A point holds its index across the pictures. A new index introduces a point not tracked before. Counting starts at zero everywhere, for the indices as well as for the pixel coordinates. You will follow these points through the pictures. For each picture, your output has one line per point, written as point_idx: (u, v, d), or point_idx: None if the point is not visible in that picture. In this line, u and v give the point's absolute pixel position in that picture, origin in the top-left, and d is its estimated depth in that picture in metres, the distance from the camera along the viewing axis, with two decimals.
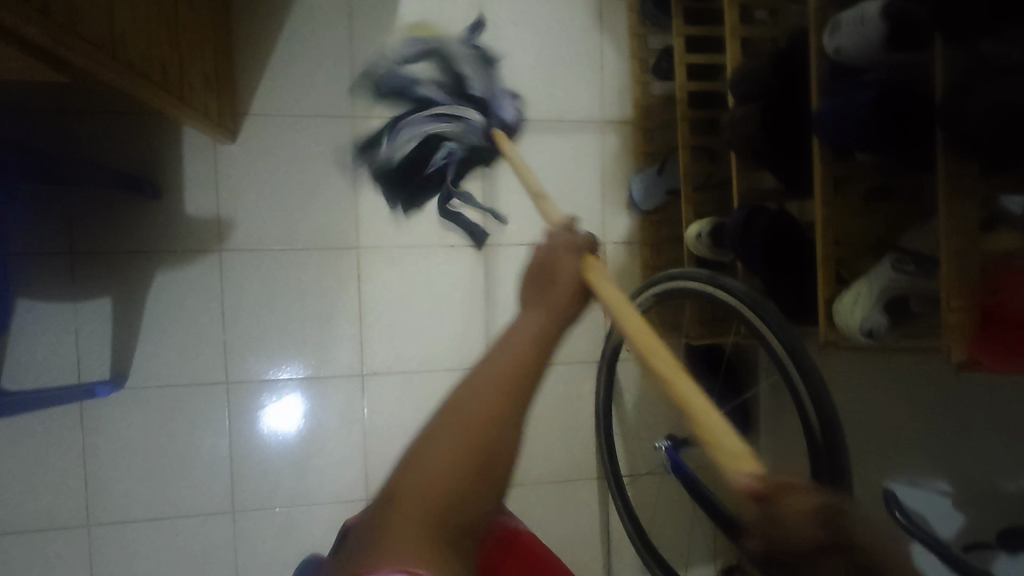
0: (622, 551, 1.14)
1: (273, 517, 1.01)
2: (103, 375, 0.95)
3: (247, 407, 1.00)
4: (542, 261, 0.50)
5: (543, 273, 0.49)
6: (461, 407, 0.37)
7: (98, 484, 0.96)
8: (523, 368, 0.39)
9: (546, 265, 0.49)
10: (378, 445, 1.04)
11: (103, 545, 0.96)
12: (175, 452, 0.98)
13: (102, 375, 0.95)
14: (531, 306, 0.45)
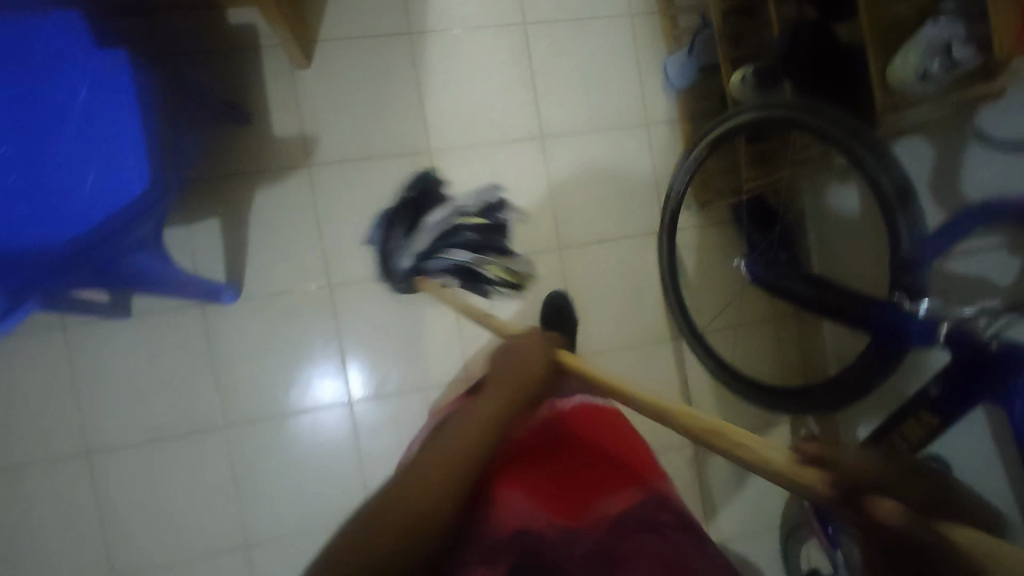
0: (701, 406, 1.24)
1: (386, 402, 1.11)
2: (218, 277, 1.05)
3: (350, 304, 1.10)
4: (514, 354, 0.77)
5: (510, 366, 0.75)
6: (421, 477, 0.53)
7: (228, 387, 1.06)
8: (453, 466, 0.55)
9: (514, 358, 0.76)
10: (470, 328, 1.14)
11: (241, 440, 1.07)
12: (292, 352, 1.09)
13: (217, 276, 1.05)
14: (474, 406, 0.66)
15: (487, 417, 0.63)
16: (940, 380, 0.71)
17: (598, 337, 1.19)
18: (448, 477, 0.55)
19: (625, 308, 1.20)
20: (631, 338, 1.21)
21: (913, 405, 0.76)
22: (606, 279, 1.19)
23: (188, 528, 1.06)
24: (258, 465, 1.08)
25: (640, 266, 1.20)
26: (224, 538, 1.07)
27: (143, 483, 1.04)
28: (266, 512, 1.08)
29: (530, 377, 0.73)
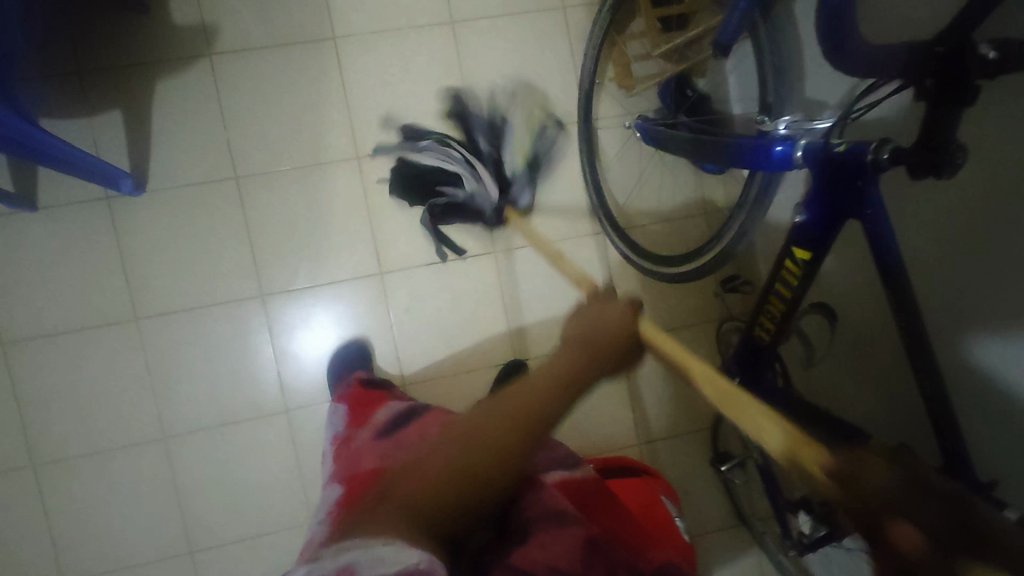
0: (630, 303, 1.19)
1: (299, 296, 1.10)
2: (125, 166, 1.05)
3: (258, 197, 1.09)
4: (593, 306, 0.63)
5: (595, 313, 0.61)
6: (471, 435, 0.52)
7: (138, 281, 1.07)
8: (512, 425, 0.51)
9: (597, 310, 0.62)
10: (383, 220, 1.12)
11: (154, 335, 1.07)
12: (201, 246, 1.08)
13: (123, 165, 1.05)
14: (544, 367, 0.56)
15: (502, 408, 0.53)
16: (806, 204, 0.66)
17: (517, 230, 1.16)
18: (465, 468, 0.50)
19: (544, 201, 1.17)
20: (553, 232, 1.17)
21: (787, 244, 0.71)
22: (524, 172, 1.16)
23: (105, 421, 1.07)
24: (172, 359, 1.08)
25: (560, 157, 1.17)
26: (141, 432, 1.08)
27: (59, 375, 1.06)
28: (182, 406, 1.09)
29: (621, 340, 0.59)
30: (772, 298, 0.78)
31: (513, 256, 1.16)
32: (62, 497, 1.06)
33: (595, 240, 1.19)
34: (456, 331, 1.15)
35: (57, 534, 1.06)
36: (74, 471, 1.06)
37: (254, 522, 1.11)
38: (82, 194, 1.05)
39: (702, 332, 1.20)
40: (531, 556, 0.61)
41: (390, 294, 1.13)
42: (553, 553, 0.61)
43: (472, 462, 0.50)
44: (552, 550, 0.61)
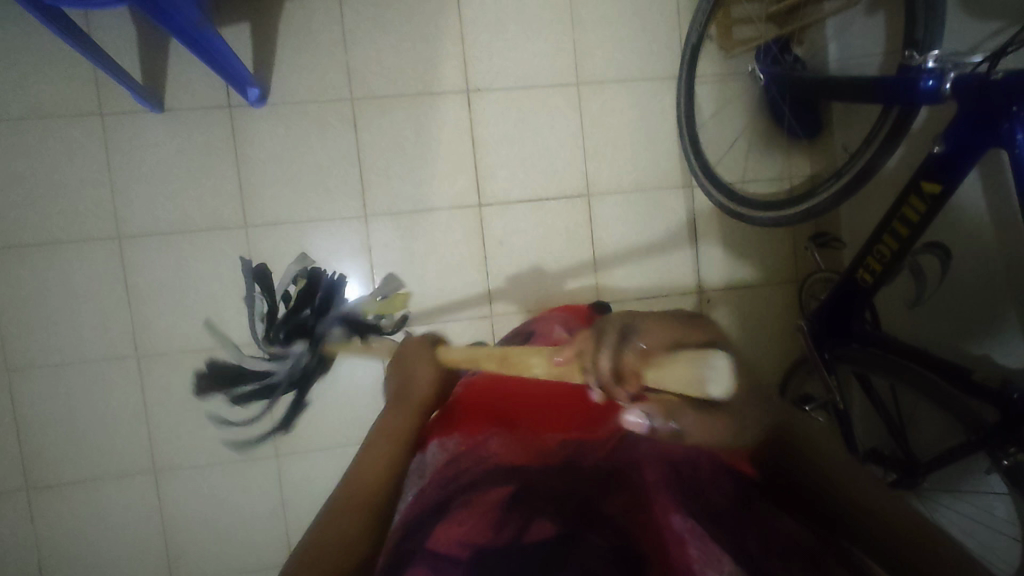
0: (711, 257, 1.23)
1: (400, 219, 1.15)
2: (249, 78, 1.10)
3: (369, 120, 1.13)
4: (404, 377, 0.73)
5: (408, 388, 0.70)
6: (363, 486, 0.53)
7: (251, 190, 1.11)
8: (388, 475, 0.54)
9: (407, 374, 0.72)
10: (485, 155, 1.17)
11: (259, 243, 1.12)
12: (312, 162, 1.12)
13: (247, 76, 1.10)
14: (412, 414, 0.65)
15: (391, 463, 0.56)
16: (947, 135, 0.71)
17: (609, 177, 1.21)
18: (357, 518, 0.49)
19: (639, 151, 1.21)
20: (643, 182, 1.22)
21: (916, 179, 0.76)
22: (622, 121, 1.20)
23: (208, 321, 1.11)
24: (275, 268, 1.13)
25: (657, 108, 1.21)
26: (240, 335, 1.12)
27: (169, 273, 1.10)
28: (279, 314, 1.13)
29: (422, 387, 0.70)
30: (886, 236, 0.83)
31: (603, 201, 1.21)
32: (161, 389, 1.10)
33: (682, 194, 1.23)
34: (543, 268, 1.20)
35: (153, 425, 1.10)
36: (173, 366, 1.11)
37: (337, 433, 1.15)
38: (206, 100, 1.10)
39: (779, 291, 1.24)
40: (449, 533, 0.49)
41: (486, 226, 1.17)
42: (467, 521, 0.49)
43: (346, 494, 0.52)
44: (467, 527, 0.49)
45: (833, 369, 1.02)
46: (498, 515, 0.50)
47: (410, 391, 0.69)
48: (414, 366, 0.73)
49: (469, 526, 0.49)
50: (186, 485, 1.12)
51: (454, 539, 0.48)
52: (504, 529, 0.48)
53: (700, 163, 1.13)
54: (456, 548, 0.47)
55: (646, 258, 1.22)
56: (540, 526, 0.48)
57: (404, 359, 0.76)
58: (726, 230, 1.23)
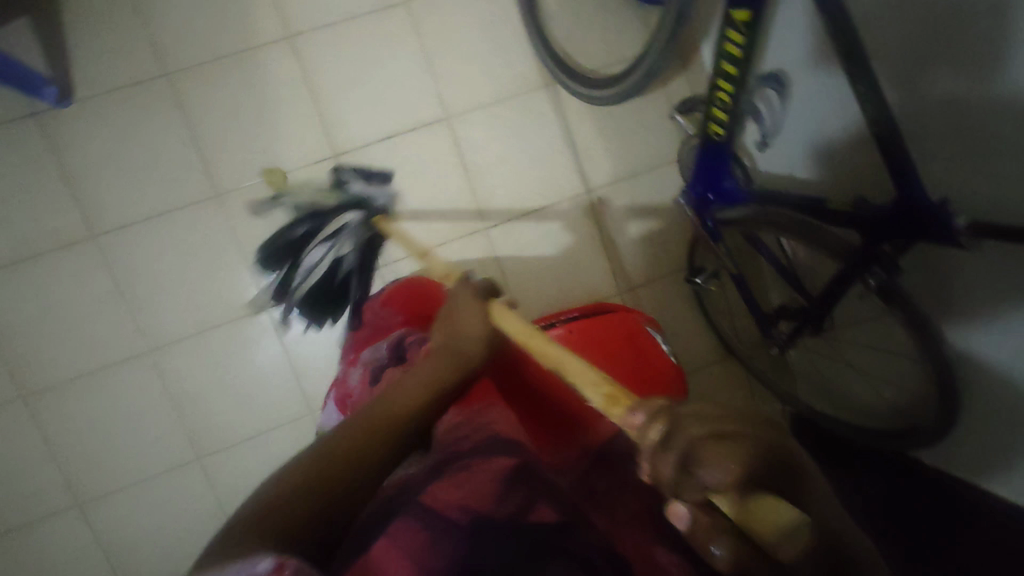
0: (592, 154, 1.19)
1: (256, 189, 1.09)
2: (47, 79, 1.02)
3: (193, 93, 1.06)
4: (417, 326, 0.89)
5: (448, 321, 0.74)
6: (388, 404, 0.61)
7: (89, 197, 1.04)
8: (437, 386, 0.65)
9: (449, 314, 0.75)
10: (327, 101, 1.09)
11: (114, 251, 1.06)
12: (146, 152, 1.05)
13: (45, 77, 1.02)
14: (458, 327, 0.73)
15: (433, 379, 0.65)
16: None
17: (465, 95, 1.14)
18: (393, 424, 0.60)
19: (490, 59, 1.14)
20: (503, 92, 1.15)
21: (726, 13, 0.71)
22: (465, 32, 1.13)
23: (87, 342, 1.06)
24: (139, 273, 1.07)
25: (497, 10, 1.13)
26: (126, 349, 1.08)
27: (26, 305, 1.04)
28: (159, 316, 1.08)
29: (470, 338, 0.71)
30: (721, 83, 0.80)
31: (465, 120, 1.14)
32: (60, 421, 1.07)
33: (548, 95, 1.17)
34: (421, 206, 1.14)
35: (65, 458, 1.07)
36: (66, 396, 1.07)
37: (255, 422, 1.12)
38: (8, 113, 1.01)
39: (668, 172, 1.20)
40: (446, 496, 0.54)
41: (349, 175, 1.11)
42: (469, 488, 0.54)
43: (367, 425, 0.57)
44: (468, 490, 0.54)
45: (720, 235, 1.00)
46: (501, 487, 0.54)
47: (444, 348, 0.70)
48: (458, 317, 0.73)
49: (438, 538, 0.50)
50: (118, 508, 1.10)
51: (452, 504, 0.53)
52: (508, 502, 0.53)
53: (563, 71, 1.07)
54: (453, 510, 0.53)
55: (526, 171, 1.17)
56: (543, 508, 0.52)
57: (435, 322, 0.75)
58: (600, 123, 1.18)
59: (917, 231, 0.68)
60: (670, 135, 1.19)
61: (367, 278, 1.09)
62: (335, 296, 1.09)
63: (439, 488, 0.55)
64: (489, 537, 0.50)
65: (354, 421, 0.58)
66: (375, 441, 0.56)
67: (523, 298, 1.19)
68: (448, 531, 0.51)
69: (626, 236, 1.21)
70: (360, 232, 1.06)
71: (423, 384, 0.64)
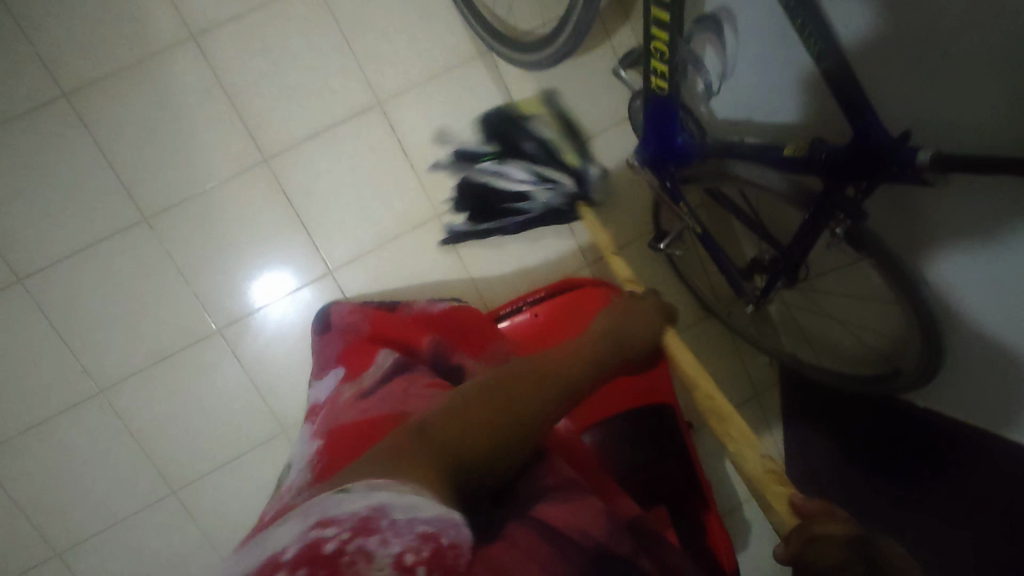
0: (540, 122, 1.12)
1: (186, 207, 1.02)
2: None
3: (98, 112, 0.98)
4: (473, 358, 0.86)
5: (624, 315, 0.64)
6: (544, 377, 0.51)
7: (7, 239, 0.98)
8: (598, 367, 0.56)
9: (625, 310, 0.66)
10: (246, 101, 1.02)
11: (43, 292, 0.99)
12: (60, 183, 0.98)
13: None
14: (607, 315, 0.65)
15: (595, 365, 0.56)
16: None
17: (394, 75, 1.06)
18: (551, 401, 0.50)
19: (415, 32, 1.05)
20: (434, 67, 1.07)
21: None
22: (384, 7, 1.04)
23: (34, 391, 1.01)
24: (76, 312, 1.01)
25: None
26: (76, 393, 1.03)
27: None
28: (106, 354, 1.03)
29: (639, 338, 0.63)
30: (656, 33, 0.72)
31: (398, 103, 1.07)
32: (21, 476, 1.03)
33: (484, 64, 1.09)
34: (365, 201, 1.07)
35: (33, 513, 1.04)
36: (23, 450, 1.02)
37: (227, 447, 1.08)
38: None
39: (624, 131, 1.13)
40: (562, 519, 0.49)
41: (283, 178, 1.04)
42: (583, 518, 0.50)
43: (531, 397, 0.49)
44: (582, 517, 0.50)
45: (680, 194, 0.93)
46: (612, 524, 0.51)
47: (621, 339, 0.61)
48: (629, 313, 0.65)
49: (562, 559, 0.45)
50: (98, 555, 1.06)
51: (572, 527, 0.49)
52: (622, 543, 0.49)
53: (495, 38, 0.99)
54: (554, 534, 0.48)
55: (471, 149, 1.10)
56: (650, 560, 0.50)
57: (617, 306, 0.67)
58: (543, 87, 1.10)
59: (886, 173, 0.62)
60: (620, 90, 1.11)
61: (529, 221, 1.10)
62: (490, 204, 1.09)
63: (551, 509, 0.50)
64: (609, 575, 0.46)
65: (509, 387, 0.49)
66: (528, 423, 0.48)
67: (488, 284, 1.13)
68: (567, 558, 0.46)
69: None
70: (563, 194, 1.07)
71: (585, 359, 0.55)
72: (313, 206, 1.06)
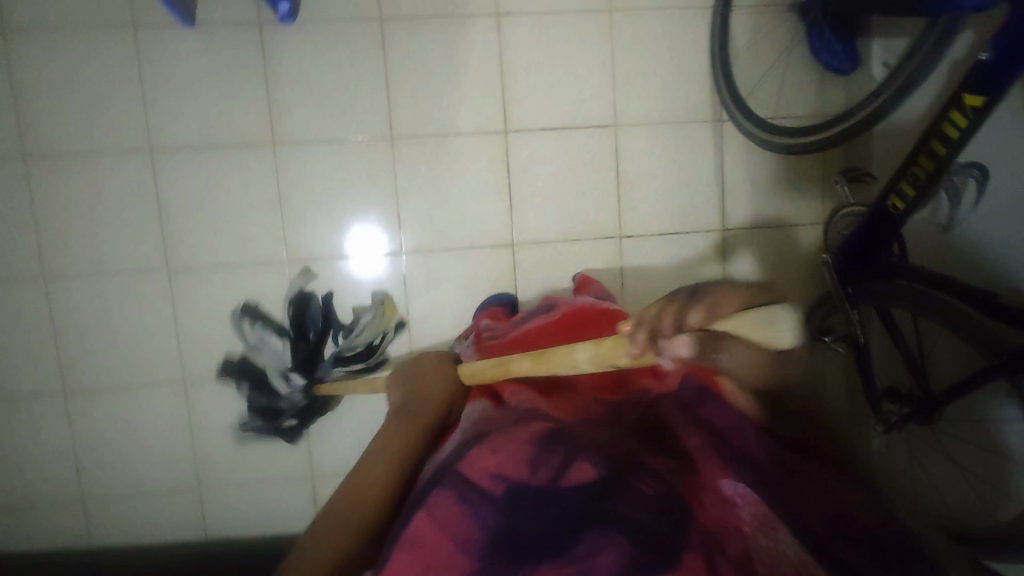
0: (737, 196, 1.22)
1: (426, 143, 1.15)
2: None
3: (397, 38, 1.13)
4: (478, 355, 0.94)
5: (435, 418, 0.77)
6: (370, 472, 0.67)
7: (280, 108, 1.12)
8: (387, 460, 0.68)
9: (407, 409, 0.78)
10: (513, 80, 1.16)
11: (285, 159, 1.13)
12: (340, 81, 1.13)
13: None
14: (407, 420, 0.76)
15: (391, 451, 0.69)
16: (996, 43, 0.71)
17: (637, 108, 1.18)
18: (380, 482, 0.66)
19: (670, 80, 1.18)
20: (673, 114, 1.19)
21: (960, 92, 0.75)
22: (653, 51, 1.18)
23: (236, 235, 1.14)
24: (300, 186, 1.14)
25: (690, 38, 1.18)
26: (267, 252, 1.14)
27: (198, 189, 1.12)
28: (307, 232, 1.15)
29: (434, 388, 0.82)
30: (921, 158, 0.82)
31: (631, 133, 1.19)
32: (190, 301, 1.14)
33: (714, 130, 1.20)
34: (568, 200, 1.19)
35: (183, 338, 1.14)
36: (200, 280, 1.14)
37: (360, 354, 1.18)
38: (236, 13, 1.10)
39: (806, 234, 1.22)
40: (480, 463, 0.59)
41: (512, 153, 1.17)
42: (505, 462, 0.58)
43: (365, 480, 0.66)
44: (501, 458, 0.58)
45: (858, 303, 1.01)
46: (535, 452, 0.58)
47: (419, 402, 0.79)
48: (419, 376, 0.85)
49: (477, 511, 0.54)
50: (214, 396, 1.16)
51: (487, 472, 0.57)
52: (540, 472, 0.56)
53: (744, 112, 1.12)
54: (487, 477, 0.57)
55: (673, 198, 1.21)
56: (581, 468, 0.55)
57: (403, 372, 0.89)
58: (754, 167, 1.21)
59: None
60: (817, 198, 1.22)
61: (307, 348, 1.15)
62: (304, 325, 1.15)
63: (475, 456, 0.60)
64: (517, 508, 0.53)
65: (357, 488, 0.65)
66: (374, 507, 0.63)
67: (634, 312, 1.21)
68: (482, 510, 0.54)
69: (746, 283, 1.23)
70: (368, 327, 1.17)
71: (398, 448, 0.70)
72: (522, 187, 1.18)
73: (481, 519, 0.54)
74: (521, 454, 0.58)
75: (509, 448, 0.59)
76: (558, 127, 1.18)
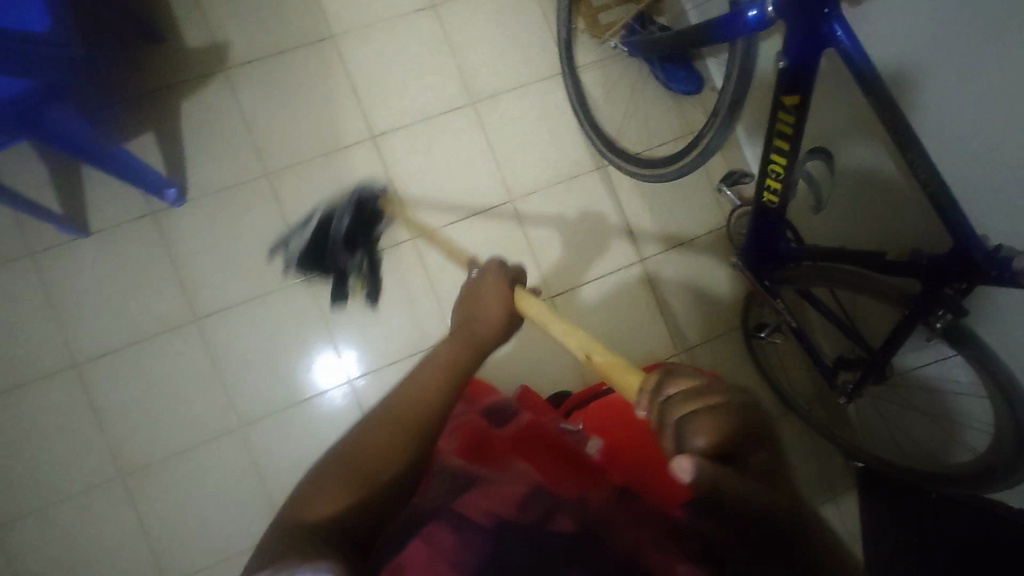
0: (643, 225, 1.29)
1: None
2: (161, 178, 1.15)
3: (287, 186, 1.19)
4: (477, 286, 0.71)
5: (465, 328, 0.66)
6: (392, 410, 0.55)
7: (194, 283, 1.15)
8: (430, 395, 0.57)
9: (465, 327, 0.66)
10: (405, 189, 1.22)
11: (211, 329, 1.14)
12: (244, 241, 1.17)
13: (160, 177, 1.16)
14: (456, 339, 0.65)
15: (425, 381, 0.58)
16: (786, 51, 0.77)
17: (526, 178, 1.26)
18: (388, 441, 0.52)
19: (547, 144, 1.27)
20: (560, 172, 1.27)
21: (778, 96, 0.83)
22: (523, 125, 1.27)
23: (183, 418, 1.12)
24: (232, 349, 1.15)
25: (552, 104, 1.28)
26: (217, 425, 1.13)
27: (131, 387, 1.12)
28: (251, 390, 1.14)
29: (491, 326, 0.67)
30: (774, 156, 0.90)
31: (529, 201, 1.26)
32: (151, 501, 1.10)
33: (601, 175, 1.29)
34: None
35: (154, 542, 1.09)
36: (158, 475, 1.11)
37: None
38: (126, 212, 1.14)
39: (713, 240, 1.30)
40: (471, 503, 0.54)
41: (426, 254, 1.22)
42: (496, 501, 0.54)
43: (379, 428, 0.53)
44: (494, 499, 0.54)
45: (778, 292, 1.07)
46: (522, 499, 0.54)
47: (475, 334, 0.66)
48: (481, 300, 0.69)
49: (466, 545, 0.50)
50: None
51: (481, 510, 0.53)
52: (530, 512, 0.52)
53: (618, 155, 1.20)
54: (482, 515, 0.52)
55: (586, 246, 1.26)
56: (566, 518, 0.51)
57: (468, 290, 0.71)
58: (648, 196, 1.29)
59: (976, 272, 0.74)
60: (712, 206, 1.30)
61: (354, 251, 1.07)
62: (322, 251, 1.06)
63: (469, 497, 0.55)
64: (513, 540, 0.49)
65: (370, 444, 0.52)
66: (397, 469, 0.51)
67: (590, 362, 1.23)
68: (466, 542, 0.50)
69: (680, 301, 1.28)
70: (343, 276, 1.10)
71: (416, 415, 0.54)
72: (445, 280, 1.22)
73: (473, 550, 0.49)
74: (512, 498, 0.54)
75: (503, 492, 0.55)
76: (460, 217, 1.23)
